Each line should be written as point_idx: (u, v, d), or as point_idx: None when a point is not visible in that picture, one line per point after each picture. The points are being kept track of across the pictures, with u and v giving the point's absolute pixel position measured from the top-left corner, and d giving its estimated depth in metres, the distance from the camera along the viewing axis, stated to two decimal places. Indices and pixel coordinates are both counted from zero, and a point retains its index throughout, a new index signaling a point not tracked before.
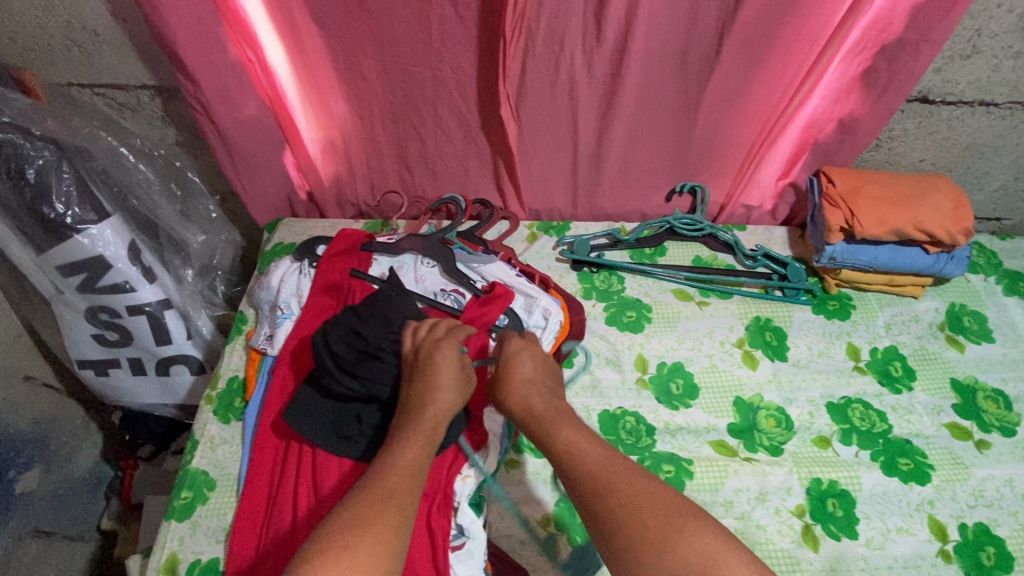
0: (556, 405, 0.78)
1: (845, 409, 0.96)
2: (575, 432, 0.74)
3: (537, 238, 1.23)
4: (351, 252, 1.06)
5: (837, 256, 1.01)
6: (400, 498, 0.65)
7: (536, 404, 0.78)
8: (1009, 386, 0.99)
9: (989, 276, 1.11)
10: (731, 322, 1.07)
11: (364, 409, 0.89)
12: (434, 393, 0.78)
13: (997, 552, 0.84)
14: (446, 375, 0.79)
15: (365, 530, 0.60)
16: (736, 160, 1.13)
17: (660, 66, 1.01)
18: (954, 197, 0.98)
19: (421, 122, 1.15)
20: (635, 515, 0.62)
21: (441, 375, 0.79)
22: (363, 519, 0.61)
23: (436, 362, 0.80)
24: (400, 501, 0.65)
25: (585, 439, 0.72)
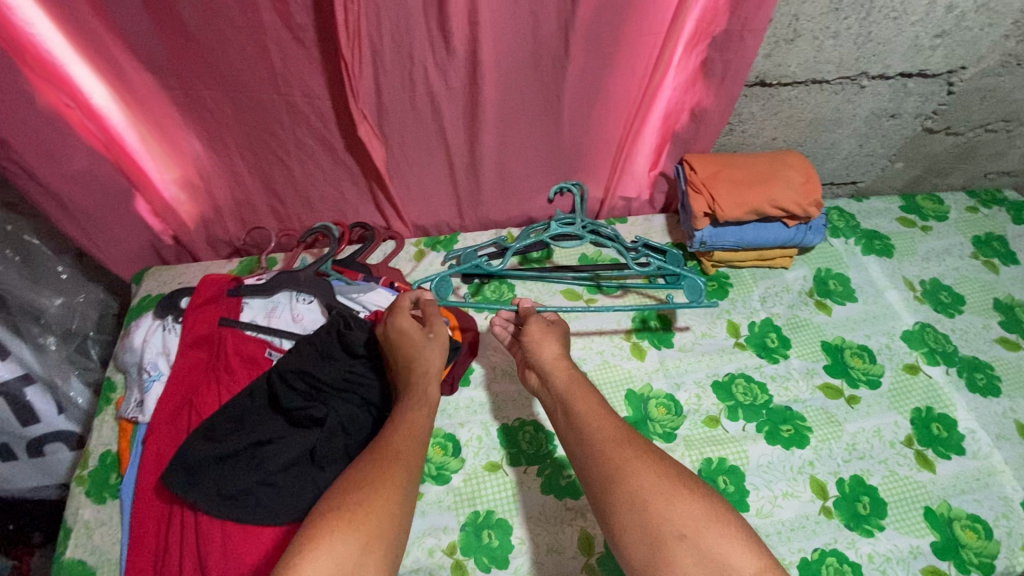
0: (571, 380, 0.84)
1: (729, 386, 1.01)
2: (592, 401, 0.81)
3: (425, 255, 1.21)
4: (219, 298, 1.00)
5: (706, 240, 1.06)
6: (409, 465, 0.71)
7: (552, 379, 0.86)
8: (872, 341, 1.06)
9: (849, 238, 1.19)
10: (618, 316, 1.09)
11: (289, 445, 0.87)
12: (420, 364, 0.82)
13: (871, 500, 0.90)
14: (428, 354, 0.84)
15: (378, 489, 0.67)
16: (608, 154, 1.15)
17: (513, 72, 1.00)
18: (804, 172, 1.04)
19: (283, 150, 1.09)
20: (641, 488, 0.69)
21: (412, 350, 0.83)
22: (372, 480, 0.67)
23: (405, 341, 0.83)
24: (403, 463, 0.71)
25: (601, 412, 0.79)
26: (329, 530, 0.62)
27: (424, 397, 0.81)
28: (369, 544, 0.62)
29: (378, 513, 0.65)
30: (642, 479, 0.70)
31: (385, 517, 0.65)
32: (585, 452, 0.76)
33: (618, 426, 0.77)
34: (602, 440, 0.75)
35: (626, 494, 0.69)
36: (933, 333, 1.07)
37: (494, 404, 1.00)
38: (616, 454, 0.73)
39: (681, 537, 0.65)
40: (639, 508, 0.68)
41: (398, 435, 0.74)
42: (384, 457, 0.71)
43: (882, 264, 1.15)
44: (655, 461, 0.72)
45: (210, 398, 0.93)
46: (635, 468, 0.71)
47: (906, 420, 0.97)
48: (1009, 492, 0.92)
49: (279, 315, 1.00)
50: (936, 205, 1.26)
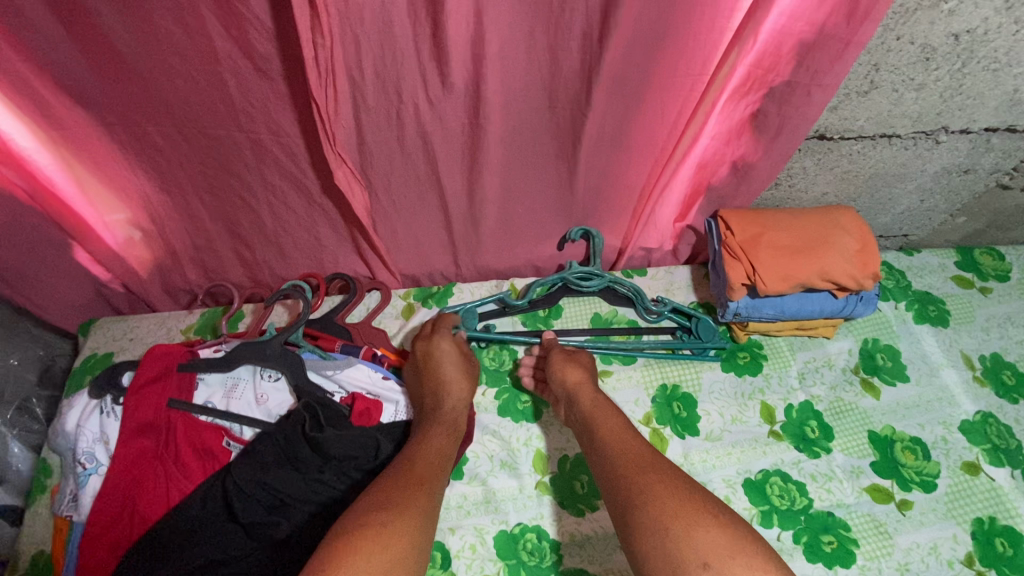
0: (597, 400, 0.84)
1: (763, 487, 0.87)
2: (618, 420, 0.81)
3: (415, 311, 1.06)
4: (169, 374, 0.85)
5: (741, 312, 0.91)
6: (432, 485, 0.70)
7: (578, 403, 0.85)
8: (927, 432, 0.92)
9: (899, 302, 1.04)
10: (635, 395, 0.95)
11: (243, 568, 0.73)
12: (445, 384, 0.85)
13: None
14: (463, 381, 0.87)
15: (400, 517, 0.64)
16: (628, 202, 0.99)
17: (521, 111, 0.83)
18: (859, 237, 0.89)
19: (248, 192, 0.92)
20: (664, 503, 0.66)
21: (447, 373, 0.86)
22: (399, 505, 0.65)
23: (442, 363, 0.87)
24: (429, 486, 0.70)
25: (626, 430, 0.78)
26: (343, 564, 0.58)
27: (451, 421, 0.82)
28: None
29: (404, 540, 0.62)
30: (665, 499, 0.66)
31: (410, 550, 0.62)
32: (609, 476, 0.73)
33: (645, 445, 0.75)
34: (627, 459, 0.73)
35: (649, 517, 0.65)
36: (995, 423, 0.94)
37: (491, 504, 0.86)
38: (639, 478, 0.70)
39: (705, 567, 0.60)
40: (660, 526, 0.64)
41: (427, 459, 0.74)
42: (410, 479, 0.70)
43: (936, 335, 1.01)
44: (680, 483, 0.69)
45: (157, 499, 0.79)
46: (657, 489, 0.68)
47: (965, 533, 0.84)
48: None
49: (239, 395, 0.86)
50: (996, 260, 1.11)
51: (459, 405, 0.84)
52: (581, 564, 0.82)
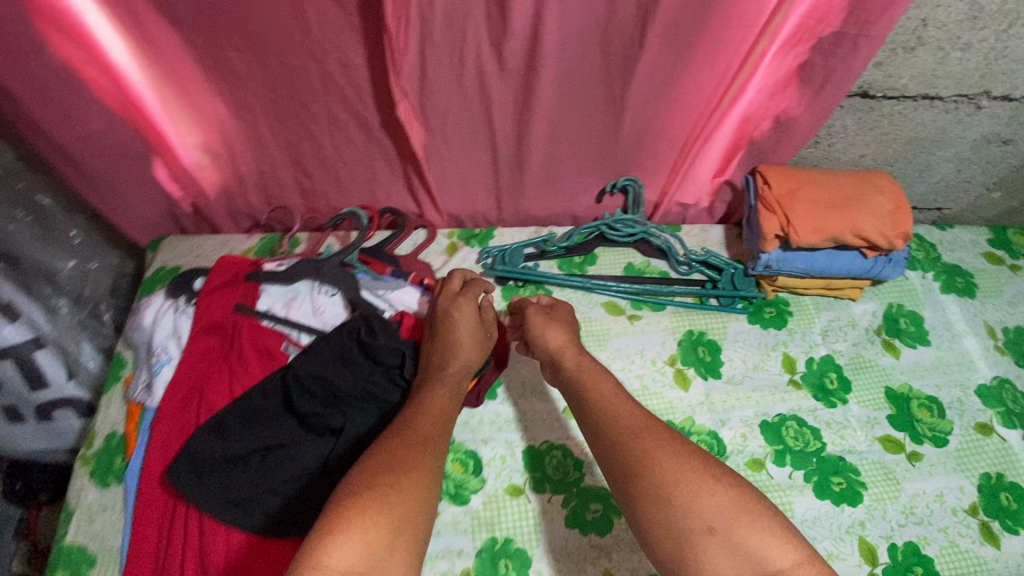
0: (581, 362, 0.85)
1: (778, 428, 0.92)
2: (611, 386, 0.80)
3: (457, 250, 1.11)
4: (236, 282, 0.93)
5: (772, 264, 0.95)
6: (434, 446, 0.72)
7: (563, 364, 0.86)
8: (943, 392, 0.96)
9: (927, 272, 1.07)
10: (663, 338, 1.00)
11: (301, 447, 0.82)
12: (454, 346, 0.84)
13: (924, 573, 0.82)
14: (475, 348, 0.85)
15: (406, 478, 0.66)
16: (670, 155, 1.03)
17: (576, 56, 0.88)
18: (893, 197, 0.92)
19: (313, 123, 0.99)
20: (665, 467, 0.68)
21: (458, 336, 0.85)
22: (404, 464, 0.67)
23: (454, 325, 0.85)
24: (433, 446, 0.72)
25: (623, 399, 0.78)
26: (356, 521, 0.60)
27: (453, 383, 0.82)
28: (394, 535, 0.61)
29: (408, 501, 0.64)
30: (667, 464, 0.68)
31: (418, 510, 0.64)
32: (606, 443, 0.74)
33: (643, 416, 0.75)
34: (626, 428, 0.73)
35: (653, 485, 0.67)
36: (1012, 390, 0.96)
37: (521, 422, 0.93)
38: (636, 446, 0.71)
39: (710, 532, 0.63)
40: (664, 493, 0.66)
41: (429, 422, 0.75)
42: (415, 442, 0.71)
43: (962, 305, 1.04)
44: (681, 450, 0.70)
45: (222, 389, 0.87)
46: (658, 457, 0.69)
47: (972, 485, 0.88)
48: None
49: (298, 306, 0.93)
50: None
51: (459, 372, 0.83)
52: (601, 482, 0.88)
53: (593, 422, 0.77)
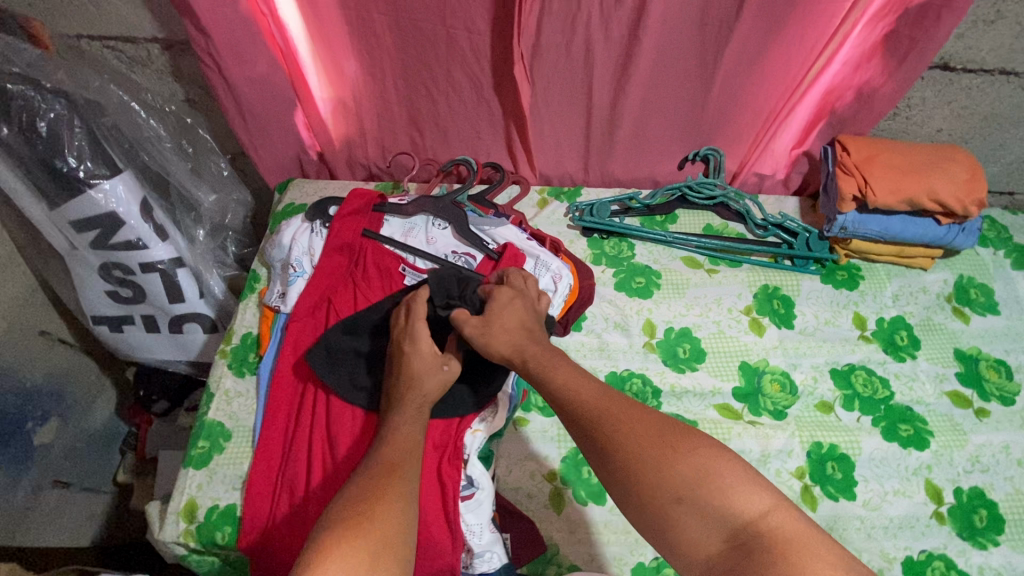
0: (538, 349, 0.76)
1: (848, 375, 0.98)
2: (561, 362, 0.73)
3: (548, 204, 1.22)
4: (363, 212, 1.07)
5: (848, 226, 1.02)
6: (404, 471, 0.68)
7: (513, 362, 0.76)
8: (1011, 357, 1.00)
9: (998, 250, 1.12)
10: (739, 290, 1.08)
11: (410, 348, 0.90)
12: (417, 378, 0.79)
13: (989, 514, 0.87)
14: (432, 379, 0.79)
15: (375, 502, 0.62)
16: (752, 127, 1.12)
17: (677, 28, 0.99)
18: (969, 168, 0.99)
19: (434, 82, 1.13)
20: (626, 438, 0.62)
21: (417, 364, 0.80)
22: (374, 491, 0.63)
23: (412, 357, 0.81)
24: (403, 472, 0.67)
25: (572, 379, 0.70)
26: (332, 551, 0.55)
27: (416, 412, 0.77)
28: (374, 562, 0.55)
29: (384, 525, 0.59)
30: (626, 435, 0.62)
31: (398, 530, 0.60)
32: (570, 425, 0.67)
33: (589, 390, 0.68)
34: (579, 406, 0.67)
35: (618, 458, 0.61)
36: None
37: (604, 351, 1.02)
38: (593, 424, 0.64)
39: (681, 499, 0.57)
40: (630, 467, 0.60)
41: (397, 449, 0.71)
42: (380, 470, 0.67)
43: None
44: (639, 418, 0.63)
45: (348, 299, 1.00)
46: (616, 426, 0.63)
47: None
48: None
49: (415, 236, 1.07)
50: None
51: (421, 404, 0.78)
52: (678, 409, 0.95)
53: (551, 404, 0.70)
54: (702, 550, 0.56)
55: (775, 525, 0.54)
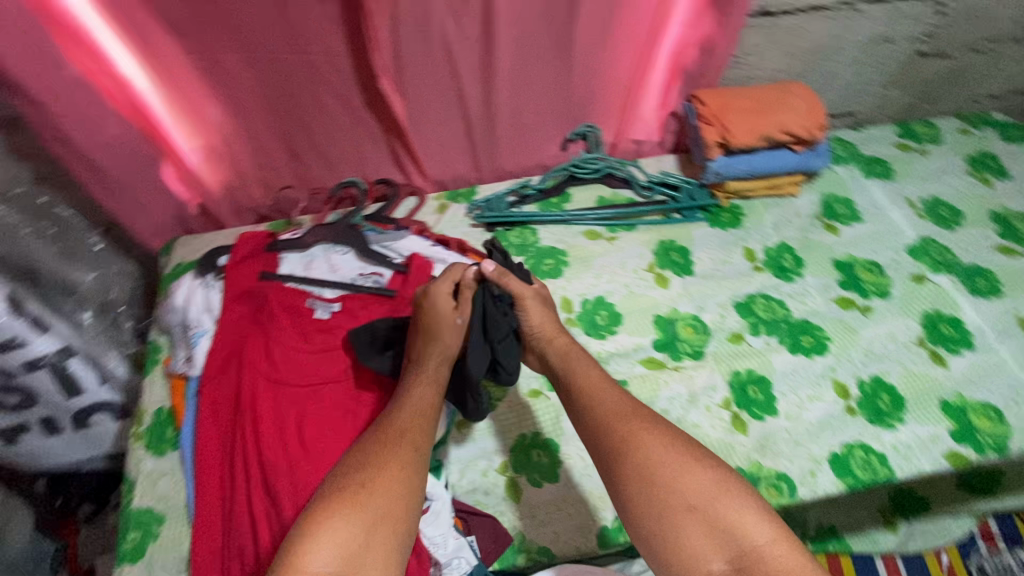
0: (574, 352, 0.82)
1: (749, 304, 1.07)
2: (592, 370, 0.77)
3: (447, 208, 1.22)
4: (257, 254, 1.03)
5: (719, 171, 1.11)
6: (415, 437, 0.72)
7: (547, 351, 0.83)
8: (881, 256, 1.12)
9: (851, 165, 1.25)
10: (639, 251, 1.15)
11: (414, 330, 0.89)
12: (444, 334, 0.83)
13: (891, 398, 0.97)
14: (451, 333, 0.83)
15: (379, 470, 0.67)
16: (619, 98, 1.19)
17: (524, 17, 1.03)
18: (807, 99, 1.10)
19: (304, 111, 1.11)
20: (650, 453, 0.66)
21: (440, 328, 0.83)
22: (380, 457, 0.68)
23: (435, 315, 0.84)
24: (412, 438, 0.72)
25: (603, 386, 0.75)
26: (328, 522, 0.62)
27: (434, 377, 0.81)
28: (368, 532, 0.62)
29: (385, 491, 0.65)
30: (652, 449, 0.67)
31: (400, 500, 0.66)
32: (588, 422, 0.72)
33: (620, 398, 0.73)
34: (608, 410, 0.71)
35: (635, 467, 0.66)
36: (936, 246, 1.13)
37: None
38: (621, 426, 0.69)
39: (690, 509, 0.63)
40: (648, 478, 0.65)
41: (410, 414, 0.75)
42: (388, 436, 0.71)
43: (883, 187, 1.22)
44: (664, 430, 0.69)
45: (259, 347, 0.95)
46: (641, 439, 0.68)
47: (915, 323, 1.04)
48: (1019, 380, 0.98)
49: (317, 267, 1.04)
50: (929, 129, 1.33)
51: (437, 369, 0.81)
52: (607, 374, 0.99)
53: (577, 405, 0.74)
54: (700, 562, 0.61)
55: (777, 550, 0.60)
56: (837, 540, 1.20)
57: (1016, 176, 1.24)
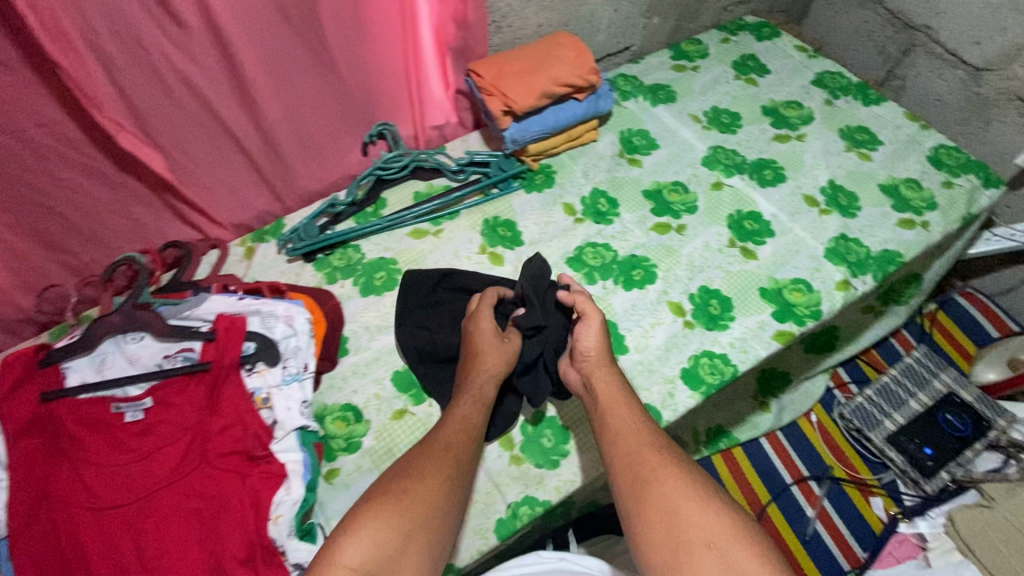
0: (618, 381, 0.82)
1: (579, 256, 1.10)
2: (621, 396, 0.79)
3: (255, 250, 1.11)
4: (32, 376, 0.88)
5: (516, 137, 1.12)
6: (458, 454, 0.73)
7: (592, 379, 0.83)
8: (682, 175, 1.19)
9: (639, 97, 1.31)
10: (468, 236, 1.12)
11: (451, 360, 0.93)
12: (488, 353, 0.86)
13: (719, 301, 1.04)
14: (496, 354, 0.86)
15: (418, 482, 0.68)
16: (400, 89, 1.15)
17: (260, 30, 0.94)
18: (575, 47, 1.12)
19: (42, 196, 0.95)
20: (678, 494, 0.66)
21: (484, 354, 0.86)
22: (420, 469, 0.69)
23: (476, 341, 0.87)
24: (456, 454, 0.72)
25: (634, 410, 0.77)
26: (363, 524, 0.62)
27: (481, 393, 0.82)
28: (404, 541, 0.62)
29: (424, 499, 0.66)
30: (673, 484, 0.67)
31: (439, 511, 0.66)
32: (616, 449, 0.73)
33: (649, 427, 0.74)
34: (633, 436, 0.72)
35: (659, 503, 0.66)
36: (724, 151, 1.22)
37: (380, 360, 0.98)
38: (648, 458, 0.70)
39: (709, 547, 0.61)
40: (670, 511, 0.64)
41: (452, 430, 0.76)
42: (437, 448, 0.73)
43: (669, 110, 1.29)
44: (694, 471, 0.69)
45: (68, 478, 0.81)
46: (663, 472, 0.68)
47: (724, 228, 1.12)
48: (815, 250, 1.09)
49: (113, 366, 0.91)
50: (698, 45, 1.42)
51: (484, 387, 0.83)
52: None
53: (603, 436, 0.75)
54: None
55: None
56: (724, 438, 1.29)
57: (774, 71, 1.37)
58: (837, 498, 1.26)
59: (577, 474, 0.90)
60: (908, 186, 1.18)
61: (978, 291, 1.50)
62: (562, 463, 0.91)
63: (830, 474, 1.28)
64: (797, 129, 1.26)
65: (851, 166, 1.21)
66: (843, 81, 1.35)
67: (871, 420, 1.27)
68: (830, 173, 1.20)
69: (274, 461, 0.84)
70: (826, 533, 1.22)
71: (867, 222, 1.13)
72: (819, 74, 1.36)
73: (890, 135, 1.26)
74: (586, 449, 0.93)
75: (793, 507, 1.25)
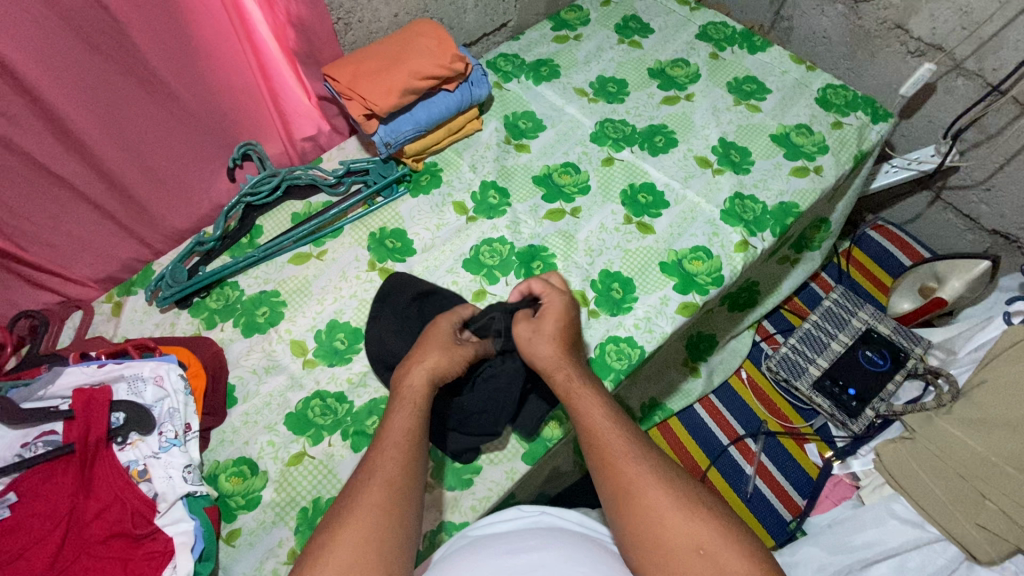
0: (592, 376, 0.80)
1: (476, 257, 1.04)
2: (599, 400, 0.76)
3: (124, 305, 1.02)
4: None
5: (388, 140, 1.05)
6: (408, 464, 0.67)
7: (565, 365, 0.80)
8: (571, 155, 1.15)
9: (520, 77, 1.24)
10: (355, 254, 1.05)
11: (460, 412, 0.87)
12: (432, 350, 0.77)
13: (620, 284, 1.01)
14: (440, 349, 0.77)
15: (359, 512, 0.62)
16: (257, 105, 1.06)
17: (70, 68, 0.82)
18: (435, 35, 1.05)
19: None
20: (661, 502, 0.66)
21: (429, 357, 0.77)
22: (364, 498, 0.64)
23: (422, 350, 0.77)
24: (403, 470, 0.66)
25: (610, 417, 0.74)
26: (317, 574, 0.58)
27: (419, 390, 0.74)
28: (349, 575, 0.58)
29: (367, 528, 0.61)
30: (654, 495, 0.66)
31: (373, 547, 0.60)
32: (600, 452, 0.71)
33: (632, 434, 0.72)
34: (610, 448, 0.71)
35: (643, 509, 0.66)
36: (612, 124, 1.18)
37: (274, 403, 0.92)
38: (629, 465, 0.69)
39: (697, 551, 0.62)
40: (655, 517, 0.65)
41: (400, 440, 0.69)
42: (381, 468, 0.66)
43: (554, 87, 1.23)
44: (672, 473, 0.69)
45: None
46: (645, 484, 0.67)
47: (618, 205, 1.09)
48: (710, 214, 1.07)
49: None
50: (577, 12, 1.35)
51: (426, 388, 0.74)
52: (369, 397, 0.92)
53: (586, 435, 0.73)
54: None
55: None
56: (660, 410, 1.28)
57: (657, 29, 1.32)
58: (773, 451, 1.28)
59: (492, 490, 0.88)
60: (798, 132, 1.16)
61: (889, 222, 1.52)
62: (476, 480, 0.88)
63: (764, 429, 1.29)
64: (685, 88, 1.23)
65: (742, 119, 1.18)
66: (727, 31, 1.31)
67: (797, 369, 1.28)
68: (720, 130, 1.17)
69: (159, 534, 0.78)
70: (765, 487, 1.25)
71: (761, 176, 1.12)
72: (702, 27, 1.32)
73: (777, 81, 1.23)
74: (499, 461, 0.90)
75: (733, 468, 1.27)
